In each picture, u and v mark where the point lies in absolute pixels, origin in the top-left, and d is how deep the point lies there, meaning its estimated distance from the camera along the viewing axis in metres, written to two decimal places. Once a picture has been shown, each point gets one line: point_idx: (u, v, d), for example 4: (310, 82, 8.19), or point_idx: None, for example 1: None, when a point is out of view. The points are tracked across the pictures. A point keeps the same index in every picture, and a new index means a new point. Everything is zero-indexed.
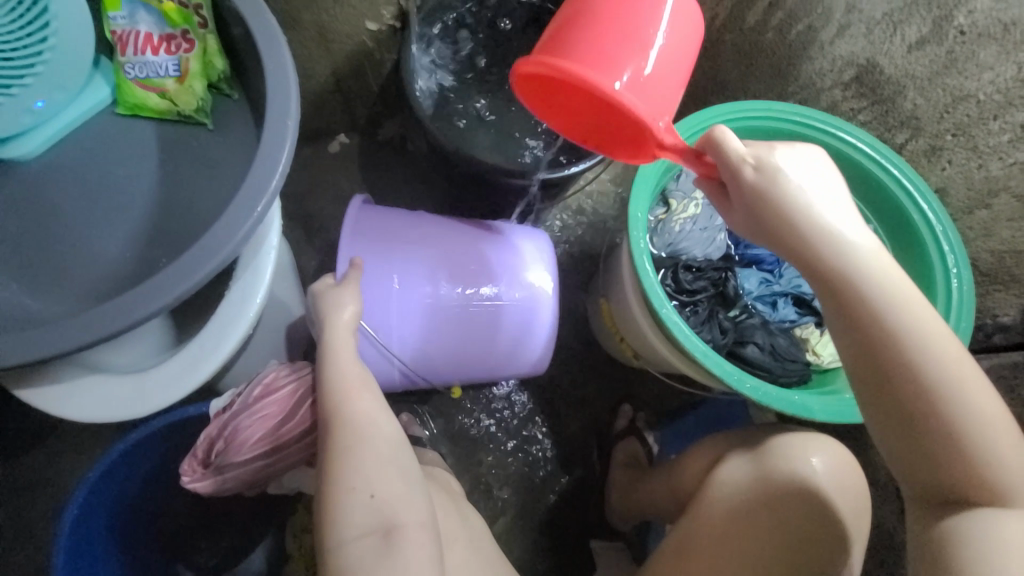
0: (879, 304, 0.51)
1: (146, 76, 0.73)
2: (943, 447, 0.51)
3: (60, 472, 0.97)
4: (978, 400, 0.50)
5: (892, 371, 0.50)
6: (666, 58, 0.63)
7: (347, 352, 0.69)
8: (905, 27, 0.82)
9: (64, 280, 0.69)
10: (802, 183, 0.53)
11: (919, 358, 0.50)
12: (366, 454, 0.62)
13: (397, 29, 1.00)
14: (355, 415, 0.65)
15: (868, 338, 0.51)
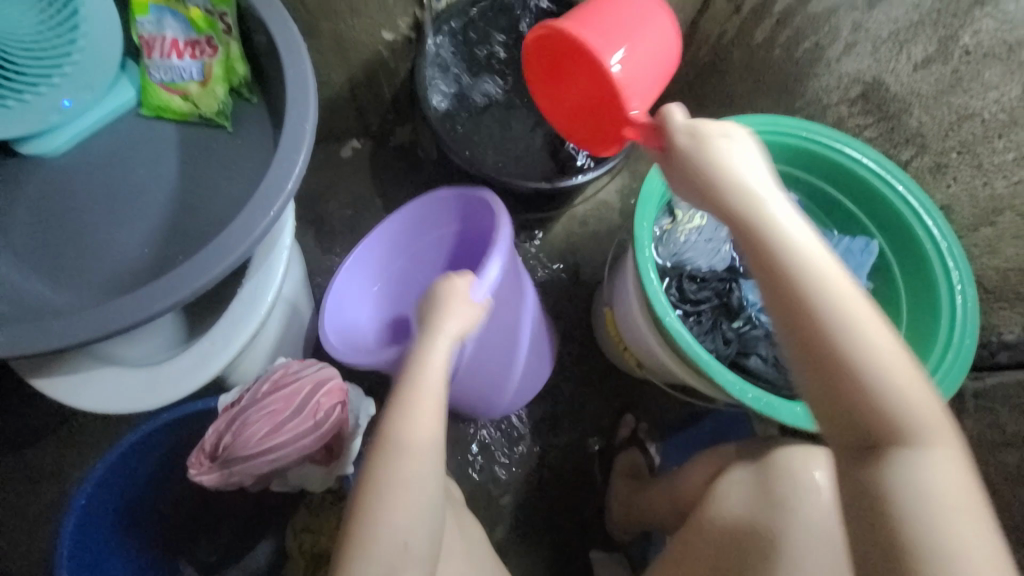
0: (796, 253, 0.45)
1: (171, 80, 0.76)
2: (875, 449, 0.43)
3: (68, 461, 0.99)
4: (904, 372, 0.43)
5: (812, 338, 0.44)
6: (648, 51, 0.70)
7: (436, 365, 0.64)
8: (910, 47, 0.83)
9: (82, 273, 0.71)
10: (727, 140, 0.51)
11: (848, 340, 0.43)
12: (405, 485, 0.57)
13: (411, 39, 1.03)
14: (420, 442, 0.60)
15: (784, 288, 0.45)
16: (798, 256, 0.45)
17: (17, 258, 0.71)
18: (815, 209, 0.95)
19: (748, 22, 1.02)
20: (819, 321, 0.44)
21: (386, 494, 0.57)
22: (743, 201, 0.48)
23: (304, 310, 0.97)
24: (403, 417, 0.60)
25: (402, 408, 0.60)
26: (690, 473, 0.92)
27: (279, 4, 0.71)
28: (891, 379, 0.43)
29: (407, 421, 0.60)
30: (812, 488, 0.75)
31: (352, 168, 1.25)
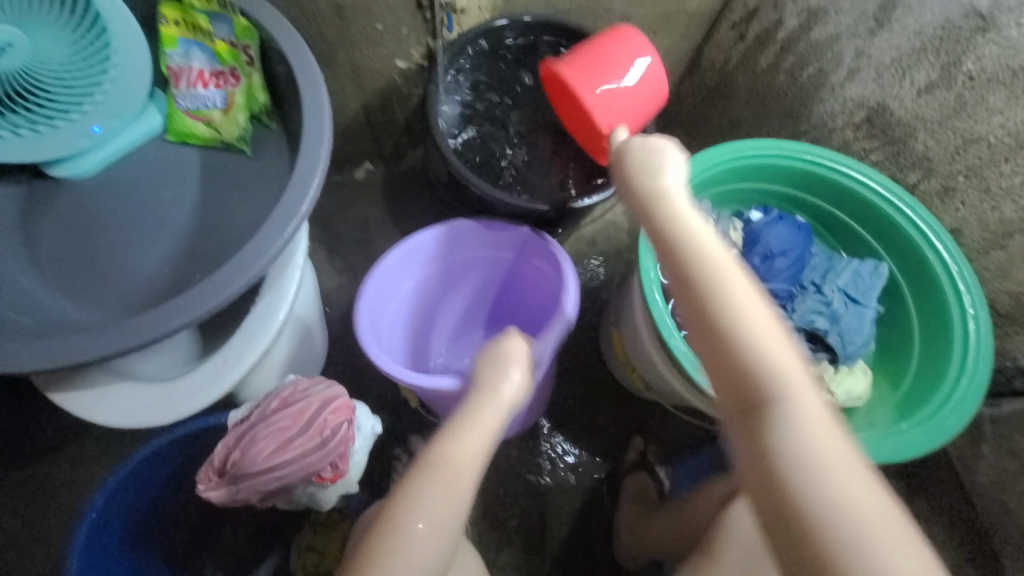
0: (683, 223, 0.55)
1: (195, 108, 0.80)
2: (746, 395, 0.48)
3: (81, 474, 1.00)
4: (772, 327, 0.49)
5: (691, 288, 0.52)
6: (628, 90, 0.88)
7: (489, 413, 0.68)
8: (913, 72, 0.85)
9: (104, 290, 0.74)
10: (649, 147, 0.62)
11: (717, 299, 0.50)
12: (439, 505, 0.61)
13: (425, 67, 1.06)
14: (454, 476, 0.63)
15: (672, 249, 0.54)
16: (688, 226, 0.55)
17: (43, 276, 0.74)
18: (824, 230, 0.95)
19: (753, 48, 1.06)
20: (701, 280, 0.51)
21: (419, 512, 0.60)
22: (648, 186, 0.59)
23: (315, 328, 0.99)
24: (451, 444, 0.65)
25: (454, 433, 0.65)
26: (703, 499, 0.90)
27: (298, 37, 0.75)
28: (759, 328, 0.49)
29: (454, 447, 0.64)
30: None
31: (366, 190, 1.29)
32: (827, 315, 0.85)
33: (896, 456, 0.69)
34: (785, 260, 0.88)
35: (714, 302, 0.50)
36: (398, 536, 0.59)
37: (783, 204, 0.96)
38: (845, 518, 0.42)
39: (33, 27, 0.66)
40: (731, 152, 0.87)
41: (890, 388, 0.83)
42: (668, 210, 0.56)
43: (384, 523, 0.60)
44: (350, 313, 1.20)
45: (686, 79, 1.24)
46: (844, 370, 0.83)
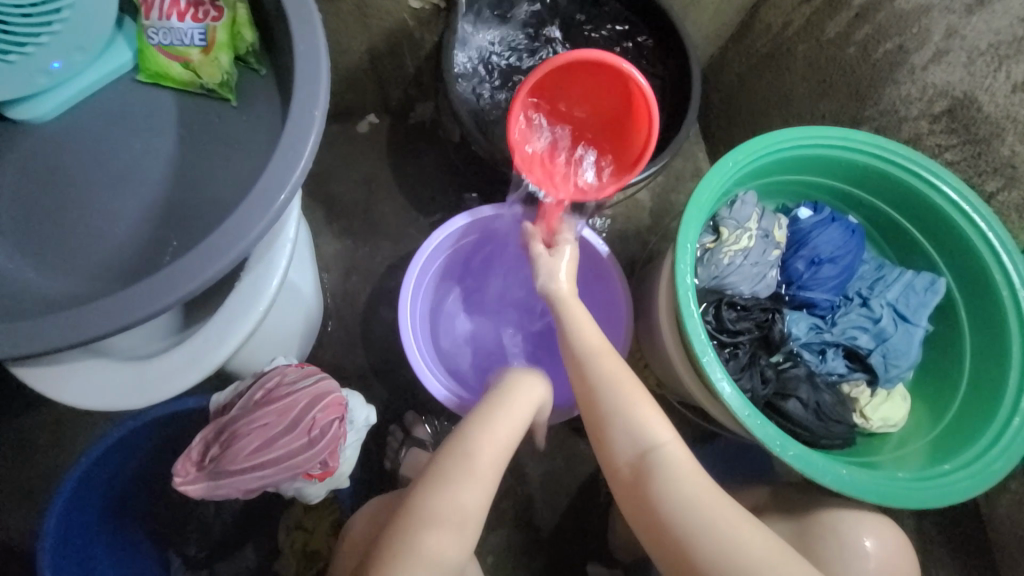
0: (566, 322, 0.71)
1: (169, 43, 0.68)
2: (628, 454, 0.63)
3: (65, 432, 0.96)
4: (632, 395, 0.65)
5: (577, 374, 0.68)
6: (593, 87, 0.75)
7: (505, 419, 0.67)
8: (1011, 64, 0.72)
9: (70, 256, 0.65)
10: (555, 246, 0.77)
11: (593, 383, 0.66)
12: (463, 478, 0.63)
13: (441, 8, 0.92)
14: (474, 452, 0.64)
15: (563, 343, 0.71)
16: (571, 325, 0.71)
17: (3, 237, 0.65)
18: (875, 233, 0.86)
19: (821, 12, 0.91)
20: (582, 370, 0.68)
21: (440, 487, 0.62)
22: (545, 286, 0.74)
23: (308, 298, 0.91)
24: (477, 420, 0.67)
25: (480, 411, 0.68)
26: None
27: None
28: (621, 399, 0.65)
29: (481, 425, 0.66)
30: (858, 557, 0.68)
31: (368, 145, 1.17)
32: (872, 332, 0.78)
33: (935, 500, 0.64)
34: (833, 267, 0.80)
35: (591, 377, 0.67)
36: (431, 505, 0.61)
37: (836, 201, 0.86)
38: (715, 538, 0.58)
39: None
40: (788, 136, 0.75)
41: (930, 417, 0.77)
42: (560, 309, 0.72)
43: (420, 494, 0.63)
44: (347, 281, 1.12)
45: (735, 42, 1.09)
46: (882, 393, 0.77)
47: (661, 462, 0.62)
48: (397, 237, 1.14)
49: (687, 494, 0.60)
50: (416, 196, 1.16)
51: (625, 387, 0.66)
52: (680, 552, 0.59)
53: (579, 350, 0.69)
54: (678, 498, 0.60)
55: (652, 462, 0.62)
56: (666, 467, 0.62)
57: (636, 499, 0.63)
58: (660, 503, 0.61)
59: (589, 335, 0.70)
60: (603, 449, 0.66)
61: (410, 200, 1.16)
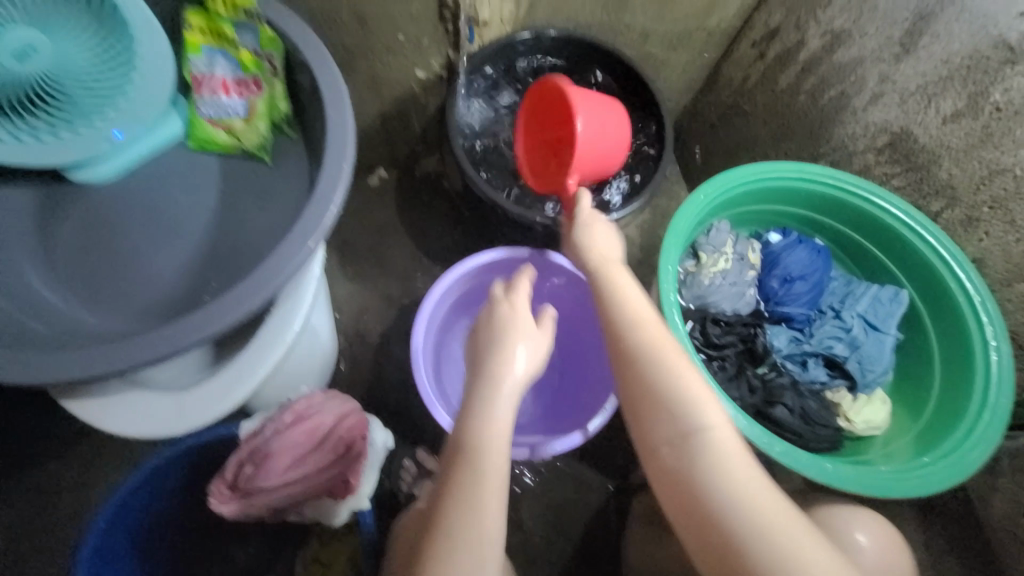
0: (609, 295, 0.70)
1: (218, 116, 0.79)
2: (674, 429, 0.60)
3: (89, 476, 1.00)
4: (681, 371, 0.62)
5: (620, 344, 0.65)
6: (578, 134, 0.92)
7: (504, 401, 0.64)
8: (939, 100, 0.83)
9: (120, 298, 0.73)
10: (598, 226, 0.77)
11: (639, 355, 0.64)
12: (488, 472, 0.60)
13: (442, 77, 1.05)
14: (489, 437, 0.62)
15: (607, 314, 0.69)
16: (618, 298, 0.69)
17: (62, 283, 0.73)
18: (842, 254, 0.94)
19: (773, 67, 1.04)
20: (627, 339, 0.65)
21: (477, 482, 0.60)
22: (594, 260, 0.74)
23: (325, 339, 0.97)
24: (489, 402, 0.64)
25: (490, 370, 0.66)
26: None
27: (323, 51, 0.74)
28: (668, 372, 0.62)
29: (489, 407, 0.63)
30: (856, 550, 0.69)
31: (379, 196, 1.29)
32: (846, 341, 0.85)
33: (920, 490, 0.70)
34: (804, 284, 0.88)
35: (635, 345, 0.64)
36: (480, 507, 0.59)
37: (803, 227, 0.95)
38: (766, 531, 0.53)
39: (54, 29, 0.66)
40: (753, 172, 0.86)
41: (909, 416, 0.84)
42: (607, 281, 0.71)
43: (451, 505, 0.59)
44: (360, 321, 1.20)
45: (704, 94, 1.23)
46: (863, 398, 0.83)
47: (711, 447, 0.58)
48: (407, 278, 1.23)
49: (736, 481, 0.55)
50: (424, 240, 1.26)
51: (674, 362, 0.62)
52: (712, 536, 0.55)
53: (627, 321, 0.67)
54: (724, 483, 0.56)
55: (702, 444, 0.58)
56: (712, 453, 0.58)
57: (674, 478, 0.59)
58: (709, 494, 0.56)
59: (636, 308, 0.68)
60: (641, 425, 0.62)
61: (418, 245, 1.26)
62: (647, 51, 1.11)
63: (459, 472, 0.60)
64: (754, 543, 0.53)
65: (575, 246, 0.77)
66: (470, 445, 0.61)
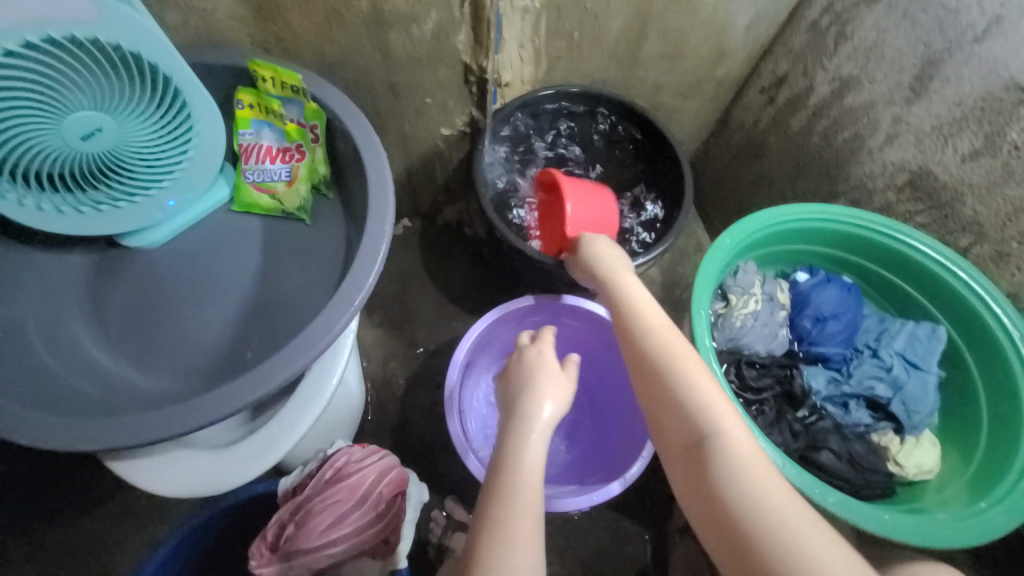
0: (624, 304, 0.71)
1: (262, 180, 0.84)
2: (689, 431, 0.59)
3: (120, 535, 0.99)
4: (694, 374, 0.62)
5: (634, 349, 0.66)
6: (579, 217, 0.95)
7: (539, 435, 0.64)
8: (956, 140, 0.84)
9: (168, 358, 0.76)
10: (609, 245, 0.80)
11: (652, 358, 0.64)
12: (527, 488, 0.59)
13: (466, 133, 1.10)
14: (523, 450, 0.63)
15: (620, 321, 0.70)
16: (631, 305, 0.70)
17: (113, 345, 0.76)
18: (872, 290, 0.94)
19: (784, 111, 1.08)
20: (642, 345, 0.66)
21: (514, 501, 0.58)
22: (603, 274, 0.76)
23: (355, 395, 0.96)
24: (521, 440, 0.63)
25: (527, 399, 0.68)
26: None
27: (364, 119, 0.79)
28: (681, 374, 0.62)
29: (524, 437, 0.64)
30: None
31: (403, 244, 1.33)
32: (887, 382, 0.84)
33: (979, 539, 0.68)
34: (837, 323, 0.87)
35: (648, 350, 0.65)
36: (513, 541, 0.55)
37: (829, 264, 0.95)
38: (785, 534, 0.50)
39: (120, 113, 0.67)
40: (778, 214, 0.87)
41: (962, 459, 0.81)
42: (619, 290, 0.73)
43: (487, 541, 0.56)
44: (387, 368, 1.21)
45: (716, 137, 1.27)
46: (912, 440, 0.81)
47: (724, 448, 0.56)
48: (433, 324, 1.25)
49: (751, 480, 0.54)
50: (448, 287, 1.29)
51: (689, 365, 0.63)
52: (731, 540, 0.52)
53: (641, 326, 0.67)
54: (740, 484, 0.54)
55: (718, 449, 0.56)
56: (726, 457, 0.56)
57: (695, 485, 0.57)
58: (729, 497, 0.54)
59: (650, 315, 0.69)
60: (657, 429, 0.62)
61: (443, 291, 1.28)
62: (660, 100, 1.17)
63: (494, 508, 0.58)
64: (773, 548, 0.50)
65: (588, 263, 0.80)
66: (505, 481, 0.60)
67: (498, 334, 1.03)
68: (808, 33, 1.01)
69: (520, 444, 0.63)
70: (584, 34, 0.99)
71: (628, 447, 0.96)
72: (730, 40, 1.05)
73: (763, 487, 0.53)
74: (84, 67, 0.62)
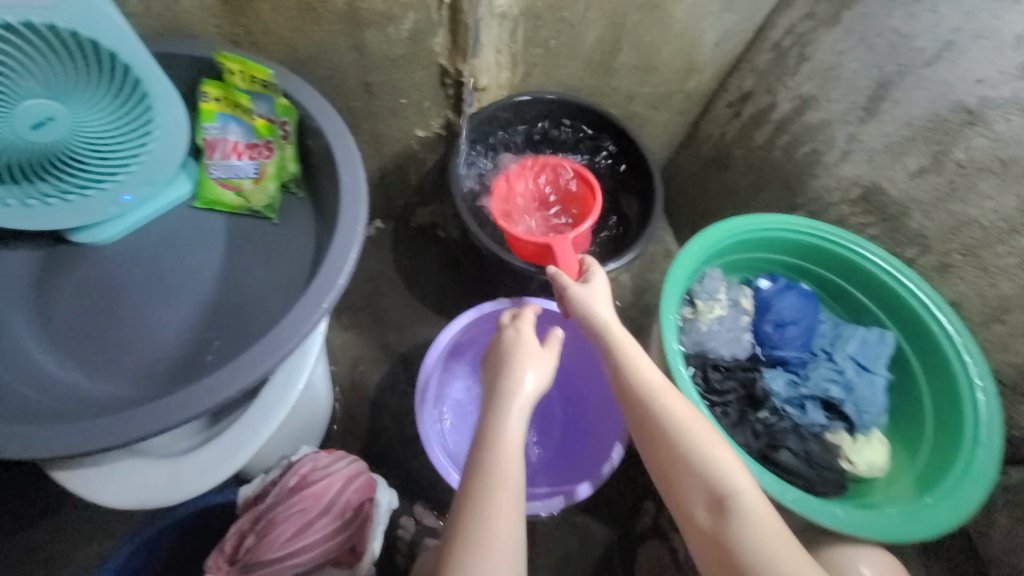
0: (621, 359, 0.71)
1: (227, 177, 0.81)
2: (703, 492, 0.62)
3: (61, 549, 0.93)
4: (699, 433, 0.65)
5: (640, 410, 0.68)
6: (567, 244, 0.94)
7: (516, 419, 0.63)
8: (905, 158, 0.90)
9: (120, 361, 0.72)
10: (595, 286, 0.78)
11: (659, 419, 0.66)
12: (505, 489, 0.59)
13: (442, 136, 1.10)
14: (500, 436, 0.61)
15: (620, 379, 0.70)
16: (632, 363, 0.70)
17: (57, 346, 0.72)
18: (827, 298, 0.99)
19: (749, 126, 1.12)
20: (648, 406, 0.67)
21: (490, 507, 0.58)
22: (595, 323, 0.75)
23: (323, 400, 0.93)
24: (499, 424, 0.62)
25: (504, 387, 0.65)
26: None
27: (336, 117, 0.78)
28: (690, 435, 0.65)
29: (501, 423, 0.62)
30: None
31: (374, 246, 1.31)
32: (841, 384, 0.88)
33: (926, 533, 0.72)
34: (796, 328, 0.92)
35: (654, 410, 0.67)
36: (497, 515, 0.57)
37: (789, 273, 1.00)
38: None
39: (74, 101, 0.64)
40: (743, 224, 0.91)
41: (907, 456, 0.86)
42: (614, 344, 0.72)
43: (469, 513, 0.58)
44: (355, 372, 1.18)
45: (684, 148, 1.31)
46: (862, 439, 0.85)
47: (739, 508, 0.60)
48: (404, 327, 1.23)
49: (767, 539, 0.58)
50: (419, 289, 1.27)
51: (694, 425, 0.65)
52: None
53: (644, 386, 0.68)
54: (756, 542, 0.58)
55: (731, 510, 0.60)
56: (742, 517, 0.60)
57: (713, 544, 0.60)
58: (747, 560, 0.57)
59: (649, 371, 0.69)
60: (670, 489, 0.64)
61: (414, 294, 1.27)
62: (633, 110, 1.19)
63: (477, 488, 0.59)
64: None
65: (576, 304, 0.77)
66: (485, 457, 0.60)
67: (472, 336, 1.02)
68: (772, 52, 1.07)
69: (500, 433, 0.61)
70: (560, 42, 1.01)
71: (599, 450, 0.97)
72: (699, 55, 1.09)
73: (777, 542, 0.58)
74: (38, 55, 0.59)
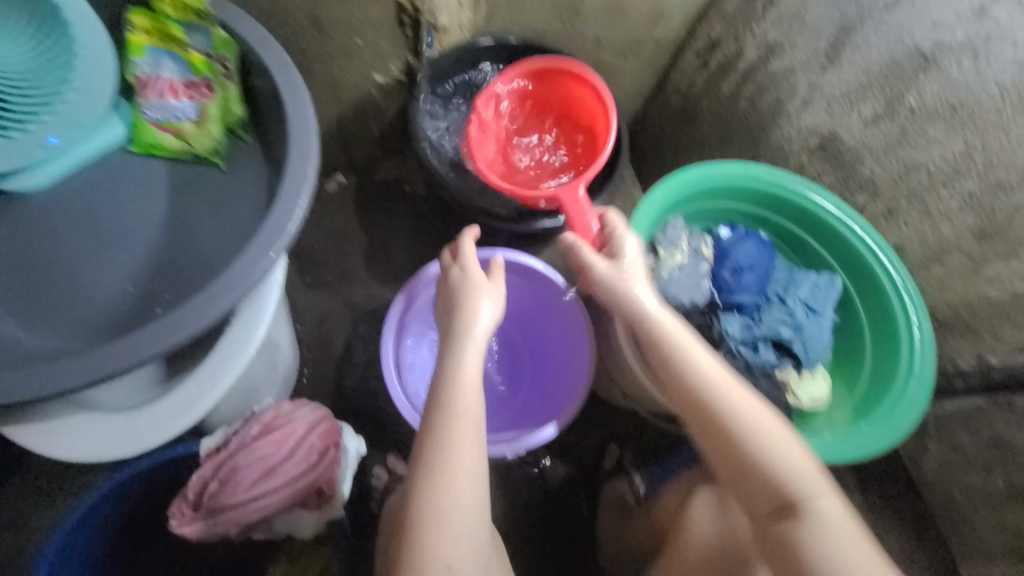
0: (686, 367, 0.69)
1: (165, 119, 0.76)
2: (776, 496, 0.65)
3: (24, 510, 0.91)
4: (773, 440, 0.66)
5: (708, 418, 0.68)
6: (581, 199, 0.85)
7: (471, 352, 0.64)
8: (861, 105, 0.91)
9: (61, 314, 0.69)
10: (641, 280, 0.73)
11: (730, 427, 0.67)
12: (467, 427, 0.60)
13: (402, 82, 1.05)
14: (455, 372, 0.62)
15: (685, 387, 0.69)
16: (700, 371, 0.69)
17: None
18: (782, 244, 1.02)
19: (716, 74, 1.11)
20: (718, 416, 0.67)
21: (456, 445, 0.59)
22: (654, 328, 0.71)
23: (287, 354, 0.92)
24: (456, 360, 0.63)
25: (461, 326, 0.66)
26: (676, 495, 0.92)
27: (280, 54, 0.72)
28: (763, 443, 0.66)
29: (458, 360, 0.63)
30: None
31: (337, 202, 1.26)
32: (791, 325, 0.92)
33: (855, 455, 0.80)
34: (752, 273, 0.95)
35: (726, 419, 0.67)
36: (454, 445, 0.59)
37: (748, 221, 1.02)
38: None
39: None
40: (705, 171, 0.91)
41: (846, 389, 0.93)
42: (678, 350, 0.70)
43: (431, 445, 0.59)
44: (323, 329, 1.17)
45: (653, 100, 1.29)
46: (808, 375, 0.91)
47: (813, 514, 0.63)
48: (370, 284, 1.21)
49: (840, 542, 0.61)
50: (385, 245, 1.24)
51: (765, 432, 0.66)
52: None
53: (712, 394, 0.68)
54: (829, 545, 0.61)
55: (803, 515, 0.63)
56: (817, 523, 0.62)
57: (782, 545, 0.64)
58: (811, 567, 0.61)
59: (716, 377, 0.68)
60: (744, 491, 0.67)
61: (380, 250, 1.24)
62: (601, 57, 1.16)
63: (436, 419, 0.60)
64: None
65: (609, 288, 0.73)
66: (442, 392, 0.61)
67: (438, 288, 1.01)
68: None
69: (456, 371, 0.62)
70: None
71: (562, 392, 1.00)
72: None
73: (851, 545, 0.61)
74: None
